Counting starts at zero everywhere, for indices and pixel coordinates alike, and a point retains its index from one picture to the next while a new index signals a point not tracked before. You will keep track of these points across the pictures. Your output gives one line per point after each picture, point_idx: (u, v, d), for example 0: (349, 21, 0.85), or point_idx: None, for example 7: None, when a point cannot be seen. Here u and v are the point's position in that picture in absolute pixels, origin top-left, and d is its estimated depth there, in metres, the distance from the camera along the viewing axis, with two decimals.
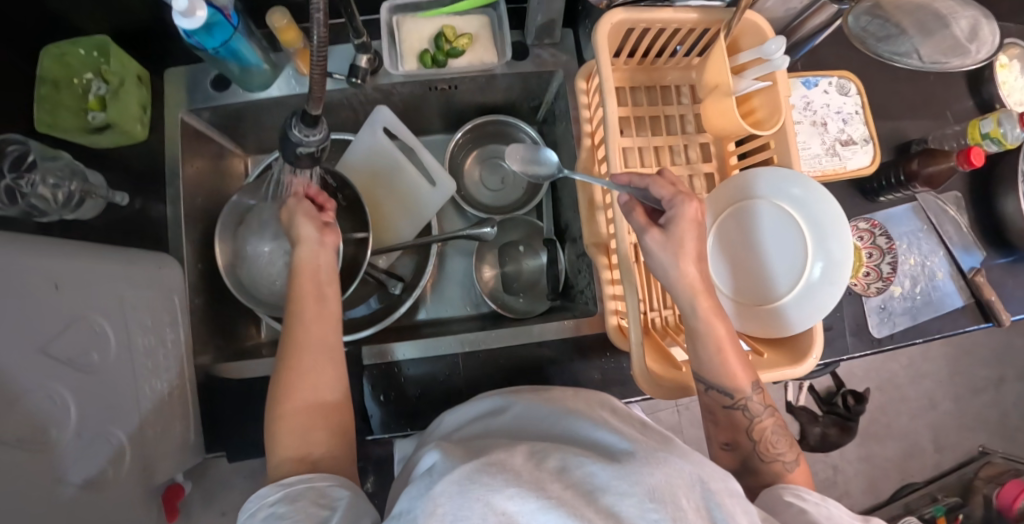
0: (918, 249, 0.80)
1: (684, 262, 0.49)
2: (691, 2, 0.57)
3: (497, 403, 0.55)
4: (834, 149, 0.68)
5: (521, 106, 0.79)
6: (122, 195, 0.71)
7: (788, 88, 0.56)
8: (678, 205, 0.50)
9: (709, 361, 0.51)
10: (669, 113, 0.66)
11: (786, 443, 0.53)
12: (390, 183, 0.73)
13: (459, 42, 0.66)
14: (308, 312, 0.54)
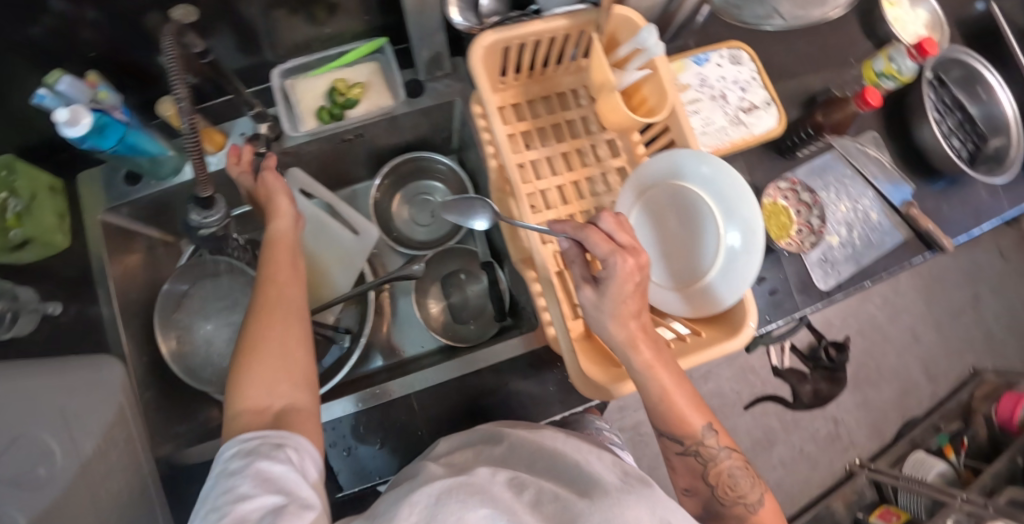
0: (846, 195, 0.80)
1: (618, 324, 0.49)
2: (558, 10, 0.57)
3: (488, 434, 0.62)
4: (739, 118, 0.67)
5: (433, 139, 0.80)
6: (55, 305, 0.67)
7: (670, 72, 0.56)
8: (612, 265, 0.47)
9: (665, 411, 0.53)
10: (569, 118, 0.66)
11: (747, 485, 0.56)
12: (319, 238, 0.73)
13: (352, 92, 0.68)
14: (281, 275, 0.55)
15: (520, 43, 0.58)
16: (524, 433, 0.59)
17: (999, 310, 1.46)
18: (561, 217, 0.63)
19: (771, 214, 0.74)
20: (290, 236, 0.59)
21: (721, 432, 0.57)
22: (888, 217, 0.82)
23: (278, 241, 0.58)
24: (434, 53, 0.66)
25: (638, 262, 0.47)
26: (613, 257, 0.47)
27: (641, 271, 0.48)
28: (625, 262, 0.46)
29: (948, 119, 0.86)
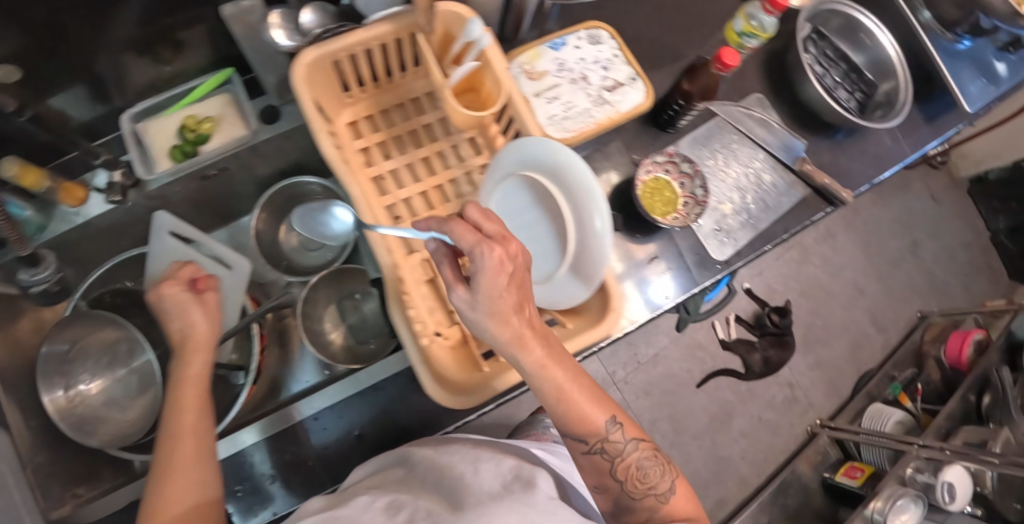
0: (735, 160, 0.78)
1: (498, 323, 0.40)
2: (378, 14, 0.55)
3: (394, 458, 0.61)
4: (602, 98, 0.65)
5: (310, 161, 0.78)
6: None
7: (502, 62, 0.54)
8: (477, 256, 0.37)
9: (564, 413, 0.46)
10: (425, 122, 0.64)
11: (659, 475, 0.49)
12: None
13: (202, 127, 0.66)
14: (185, 415, 0.49)
15: (348, 55, 0.56)
16: (428, 451, 0.57)
17: (938, 252, 1.48)
18: (425, 224, 0.62)
19: (645, 194, 0.68)
20: (196, 372, 0.53)
21: (627, 422, 0.49)
22: (783, 176, 0.80)
23: (187, 381, 0.52)
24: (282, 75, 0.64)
25: (508, 250, 0.38)
26: (479, 248, 0.38)
27: (514, 260, 0.39)
28: (491, 250, 0.37)
29: (833, 70, 0.85)
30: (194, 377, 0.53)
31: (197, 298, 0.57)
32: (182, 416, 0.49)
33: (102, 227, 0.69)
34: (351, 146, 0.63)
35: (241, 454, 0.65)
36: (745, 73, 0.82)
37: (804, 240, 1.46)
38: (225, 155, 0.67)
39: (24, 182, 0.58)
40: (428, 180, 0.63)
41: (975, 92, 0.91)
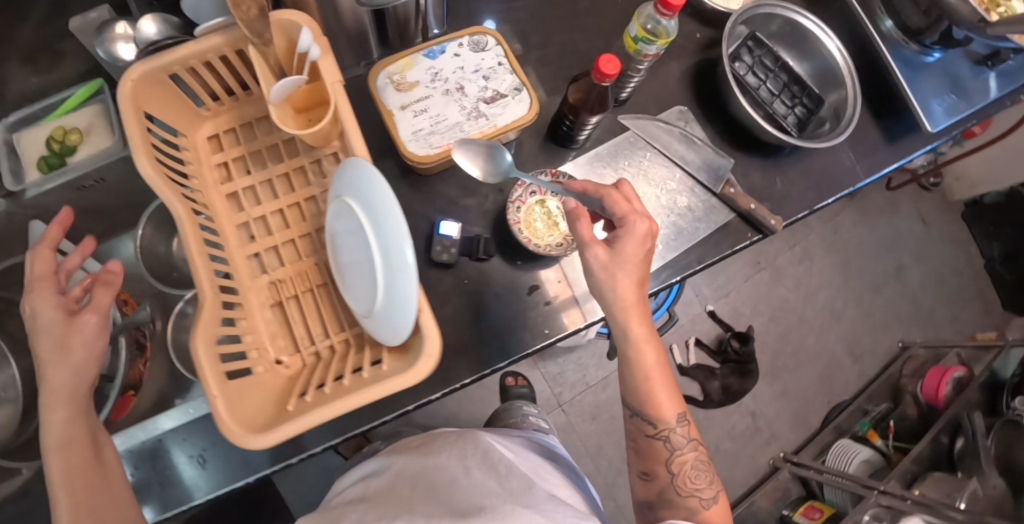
0: (647, 181, 0.71)
1: (626, 282, 0.54)
2: (208, 24, 0.50)
3: (376, 465, 0.63)
4: (478, 111, 0.60)
5: None
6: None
7: (337, 75, 0.49)
8: (626, 224, 0.55)
9: (639, 387, 0.57)
10: (288, 136, 0.60)
11: (707, 479, 0.57)
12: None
13: (69, 138, 0.61)
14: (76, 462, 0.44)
15: (184, 68, 0.52)
16: (410, 458, 0.58)
17: (925, 279, 1.38)
18: (277, 245, 0.58)
19: (521, 215, 0.62)
20: (65, 384, 0.44)
21: (691, 424, 0.58)
22: (700, 199, 0.73)
23: (63, 446, 0.43)
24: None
25: (644, 231, 0.55)
26: (635, 216, 0.55)
27: (648, 239, 0.55)
28: (638, 222, 0.55)
29: (770, 82, 0.77)
30: (74, 439, 0.44)
31: (82, 319, 0.46)
32: (77, 481, 0.43)
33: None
34: (207, 161, 0.59)
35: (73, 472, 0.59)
36: (670, 88, 0.76)
37: (778, 261, 1.36)
38: (97, 167, 0.62)
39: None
40: (286, 198, 0.59)
41: (938, 111, 0.81)
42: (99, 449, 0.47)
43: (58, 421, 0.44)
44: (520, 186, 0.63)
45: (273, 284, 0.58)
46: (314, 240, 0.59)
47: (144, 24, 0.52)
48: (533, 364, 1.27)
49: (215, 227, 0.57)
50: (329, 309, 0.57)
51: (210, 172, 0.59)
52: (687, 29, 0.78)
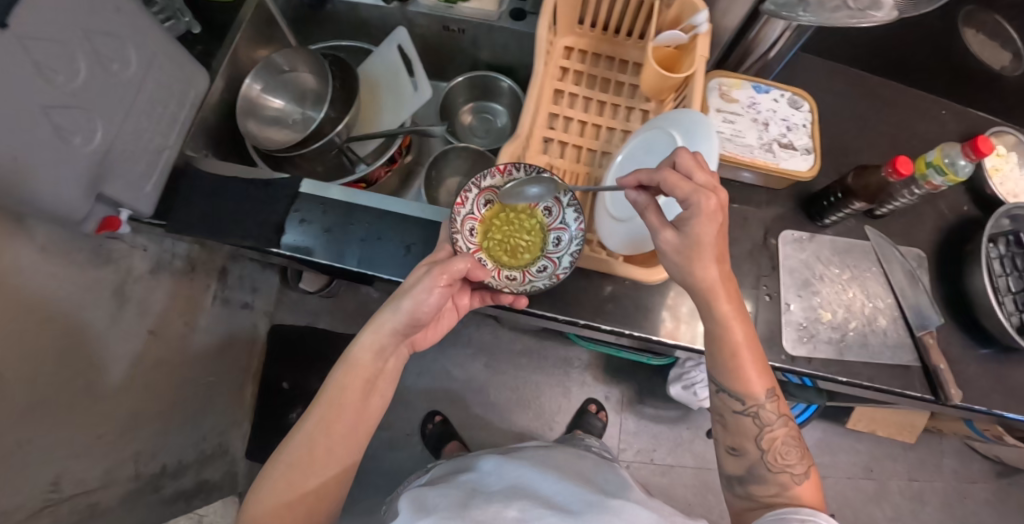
0: (862, 285, 0.74)
1: (702, 264, 0.54)
2: None
3: (471, 470, 0.82)
4: (770, 147, 0.71)
5: (516, 72, 0.89)
6: (197, 28, 0.82)
7: (708, 49, 0.62)
8: (696, 201, 0.51)
9: (733, 371, 0.57)
10: (621, 79, 0.74)
11: (798, 456, 0.57)
12: (390, 85, 0.83)
13: None
14: (350, 386, 0.63)
15: None
16: (480, 476, 0.77)
17: None
18: (567, 143, 0.70)
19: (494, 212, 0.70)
20: (363, 358, 0.63)
21: (780, 401, 0.59)
22: (897, 332, 0.73)
23: (373, 338, 0.63)
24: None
25: (719, 201, 0.52)
26: (698, 195, 0.51)
27: (721, 210, 0.52)
28: (709, 202, 0.51)
29: (1010, 279, 0.78)
30: (366, 359, 0.63)
31: (458, 260, 0.60)
32: (352, 395, 0.63)
33: (356, 16, 0.86)
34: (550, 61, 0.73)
35: (320, 198, 0.72)
36: (919, 231, 0.79)
37: (889, 481, 1.22)
38: (467, 21, 0.80)
39: None
40: (593, 116, 0.72)
41: None
42: (372, 386, 0.64)
43: (366, 343, 0.63)
44: (497, 174, 0.65)
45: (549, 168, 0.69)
46: (595, 156, 0.70)
47: None
48: (617, 408, 1.17)
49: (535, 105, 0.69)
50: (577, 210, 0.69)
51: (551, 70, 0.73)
52: (959, 199, 0.82)
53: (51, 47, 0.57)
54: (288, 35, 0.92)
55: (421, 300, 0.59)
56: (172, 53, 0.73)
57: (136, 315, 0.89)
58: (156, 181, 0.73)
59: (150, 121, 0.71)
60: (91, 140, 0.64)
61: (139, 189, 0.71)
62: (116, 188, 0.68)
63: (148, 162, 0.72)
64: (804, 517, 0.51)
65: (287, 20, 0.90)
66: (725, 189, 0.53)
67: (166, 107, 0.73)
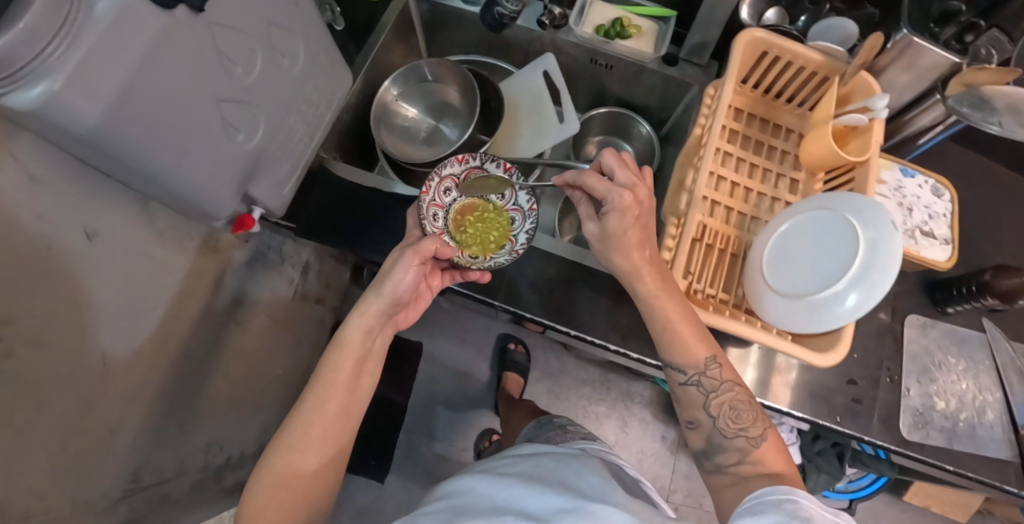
0: (975, 377, 0.75)
1: (622, 253, 0.63)
2: (821, 47, 0.67)
3: (449, 489, 0.68)
4: (912, 233, 0.72)
5: (650, 113, 0.90)
6: (340, 22, 0.81)
7: (882, 136, 0.64)
8: (613, 198, 0.61)
9: (671, 345, 0.63)
10: (773, 144, 0.75)
11: (750, 421, 0.62)
12: (531, 110, 0.85)
13: (630, 29, 0.78)
14: (340, 366, 0.64)
15: (778, 56, 0.69)
16: (464, 498, 0.63)
17: None
18: (720, 202, 0.71)
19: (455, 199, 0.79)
20: (353, 340, 0.65)
21: (724, 368, 0.64)
22: (1002, 427, 0.73)
23: (367, 314, 0.65)
24: (703, 41, 0.78)
25: (635, 196, 0.61)
26: (613, 192, 0.61)
27: (637, 205, 0.61)
28: (625, 197, 0.60)
29: None
30: (355, 339, 0.65)
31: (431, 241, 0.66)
32: (342, 379, 0.64)
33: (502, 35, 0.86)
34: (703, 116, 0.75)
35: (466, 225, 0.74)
36: None
37: None
38: (619, 58, 0.81)
39: None
40: (744, 178, 0.73)
41: None
42: (362, 367, 0.66)
43: (356, 326, 0.65)
44: (457, 164, 0.75)
45: (704, 226, 0.70)
46: (745, 220, 0.71)
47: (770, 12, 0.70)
48: (675, 450, 1.18)
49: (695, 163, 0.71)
50: (726, 272, 0.70)
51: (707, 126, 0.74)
52: None
53: (240, 40, 0.56)
54: (421, 39, 0.91)
55: (399, 280, 0.64)
56: (332, 53, 0.71)
57: (227, 302, 0.86)
58: (295, 183, 0.72)
59: (303, 120, 0.69)
60: (252, 137, 0.61)
61: (279, 188, 0.69)
62: (263, 185, 0.66)
63: (292, 160, 0.70)
64: (781, 497, 0.48)
65: (424, 24, 0.89)
66: (646, 187, 0.63)
67: (318, 106, 0.71)
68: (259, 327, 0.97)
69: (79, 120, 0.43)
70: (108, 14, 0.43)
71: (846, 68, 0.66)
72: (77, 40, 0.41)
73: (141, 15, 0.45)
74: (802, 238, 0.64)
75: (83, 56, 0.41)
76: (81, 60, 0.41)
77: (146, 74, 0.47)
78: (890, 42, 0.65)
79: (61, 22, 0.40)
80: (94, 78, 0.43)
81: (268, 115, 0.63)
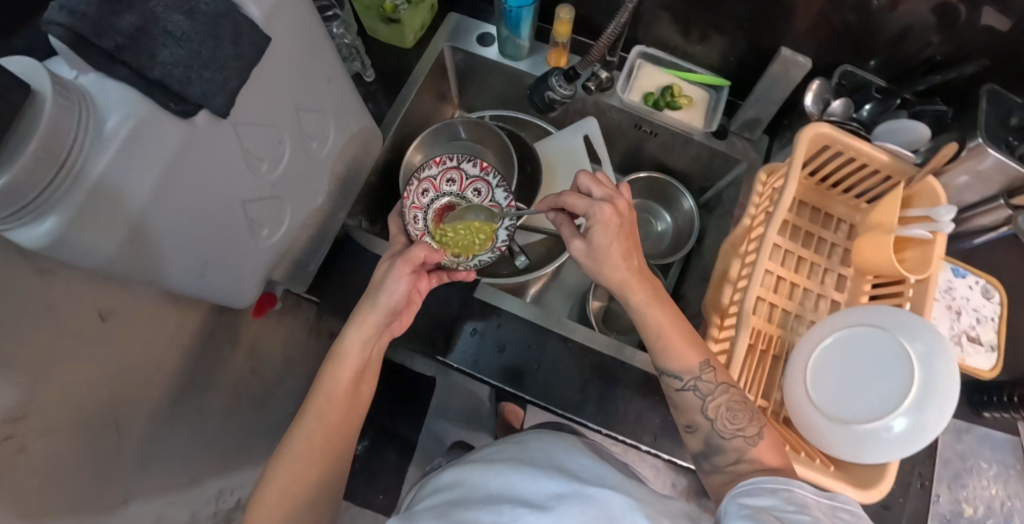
0: (1005, 484, 0.74)
1: (611, 266, 0.64)
2: (887, 146, 0.64)
3: (450, 482, 0.63)
4: (958, 339, 0.69)
5: (692, 180, 0.86)
6: (370, 73, 0.79)
7: (947, 249, 0.60)
8: (593, 213, 0.62)
9: (664, 351, 0.62)
10: (823, 236, 0.72)
11: (748, 419, 0.58)
12: (568, 175, 0.82)
13: (681, 99, 0.75)
14: (340, 375, 0.61)
15: (840, 151, 0.65)
16: (465, 476, 0.62)
17: None
18: (766, 299, 0.68)
19: (430, 199, 0.79)
20: (351, 352, 0.62)
21: (719, 371, 0.61)
22: None
23: (365, 326, 0.62)
24: (758, 117, 0.74)
25: (614, 207, 0.63)
26: (595, 206, 0.62)
27: (619, 216, 0.63)
28: (604, 209, 0.62)
29: None
30: (351, 352, 0.62)
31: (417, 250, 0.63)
32: (342, 389, 0.61)
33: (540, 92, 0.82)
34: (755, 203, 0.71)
35: (496, 311, 0.70)
36: None
37: None
38: (667, 128, 0.78)
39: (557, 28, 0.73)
40: (791, 272, 0.70)
41: None
42: (361, 377, 0.63)
43: (355, 342, 0.62)
44: (435, 166, 0.78)
45: (755, 328, 0.66)
46: (791, 319, 0.69)
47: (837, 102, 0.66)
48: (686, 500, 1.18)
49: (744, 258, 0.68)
50: (768, 375, 0.67)
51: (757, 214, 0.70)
52: None
53: (268, 135, 0.51)
54: (452, 83, 0.88)
55: (392, 292, 0.62)
56: (363, 119, 0.67)
57: (244, 354, 0.84)
58: (318, 259, 0.70)
59: (331, 191, 0.66)
60: (278, 227, 0.58)
61: (304, 265, 0.68)
62: (288, 267, 0.64)
63: (315, 234, 0.67)
64: (778, 487, 0.47)
65: (457, 70, 0.86)
66: (625, 200, 0.65)
67: (346, 174, 0.68)
68: (275, 371, 0.95)
69: (94, 250, 0.40)
70: (118, 136, 0.39)
71: (916, 173, 0.62)
72: (87, 171, 0.37)
73: (157, 131, 0.41)
74: (851, 355, 0.61)
75: (92, 186, 0.38)
76: (91, 192, 0.38)
77: (165, 189, 0.43)
78: (965, 151, 0.61)
79: (64, 156, 0.36)
80: (106, 206, 0.39)
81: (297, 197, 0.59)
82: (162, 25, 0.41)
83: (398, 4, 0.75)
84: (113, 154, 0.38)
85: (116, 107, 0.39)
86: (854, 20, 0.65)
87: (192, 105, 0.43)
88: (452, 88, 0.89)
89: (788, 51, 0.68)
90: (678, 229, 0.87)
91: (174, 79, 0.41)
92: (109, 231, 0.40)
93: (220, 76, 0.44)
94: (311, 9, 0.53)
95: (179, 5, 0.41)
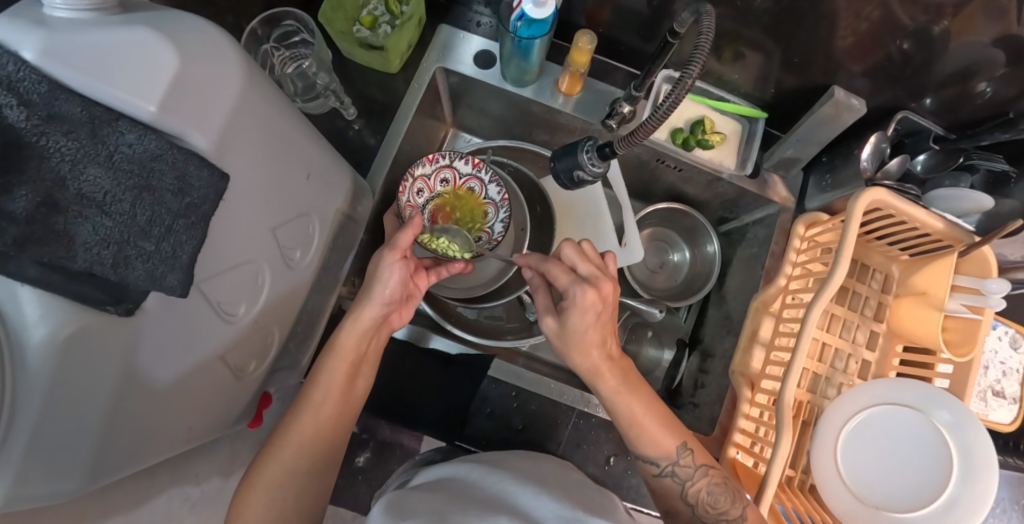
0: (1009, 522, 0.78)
1: (581, 353, 0.56)
2: (944, 212, 0.58)
3: (450, 473, 0.56)
4: (982, 393, 0.67)
5: (714, 209, 0.80)
6: (351, 109, 0.68)
7: (991, 327, 0.56)
8: (573, 294, 0.54)
9: (638, 438, 0.56)
10: (859, 290, 0.67)
11: (730, 500, 0.53)
12: (583, 219, 0.77)
13: (713, 137, 0.67)
14: (335, 381, 0.55)
15: (891, 213, 0.58)
16: (470, 474, 0.54)
17: None
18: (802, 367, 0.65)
19: (426, 201, 0.69)
20: (349, 344, 0.56)
21: (698, 452, 0.56)
22: None
23: (348, 347, 0.56)
24: (795, 156, 0.68)
25: (600, 293, 0.55)
26: (577, 288, 0.54)
27: (603, 302, 0.55)
28: (586, 293, 0.54)
29: None
30: (345, 347, 0.56)
31: (404, 233, 0.56)
32: (336, 388, 0.55)
33: (549, 118, 0.72)
34: (793, 260, 0.66)
35: (515, 388, 0.69)
36: None
37: None
38: (694, 166, 0.71)
39: (574, 58, 0.62)
40: (822, 330, 0.66)
41: None
42: (353, 379, 0.57)
43: (351, 331, 0.57)
44: (428, 164, 0.68)
45: (800, 400, 0.65)
46: (822, 383, 0.66)
47: (893, 163, 0.63)
48: None
49: (780, 325, 0.64)
50: (803, 445, 0.65)
51: (794, 273, 0.66)
52: None
53: (241, 276, 0.44)
54: (445, 104, 0.76)
55: (385, 283, 0.57)
56: (341, 178, 0.57)
57: None
58: (310, 348, 0.65)
59: (323, 273, 0.59)
60: (263, 348, 0.52)
61: (296, 359, 0.62)
62: (279, 368, 0.59)
63: (303, 321, 0.59)
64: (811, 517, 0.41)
65: (449, 91, 0.74)
66: (613, 282, 0.56)
67: (331, 247, 0.59)
68: None
69: (54, 495, 0.33)
70: (46, 369, 0.29)
71: (973, 242, 0.57)
72: (12, 439, 0.29)
73: (99, 341, 0.32)
74: (885, 434, 0.58)
75: (28, 444, 0.29)
76: (28, 448, 0.30)
77: (132, 386, 0.35)
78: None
79: None
80: (52, 454, 0.31)
81: (273, 303, 0.50)
82: (76, 191, 0.30)
83: (379, 17, 0.64)
84: (43, 397, 0.30)
85: (36, 321, 0.29)
86: (909, 48, 0.55)
87: (137, 296, 0.34)
88: (445, 108, 0.77)
89: (842, 91, 0.59)
90: (698, 261, 0.83)
91: (106, 264, 0.32)
92: (65, 474, 0.33)
93: (168, 243, 0.35)
94: (274, 102, 0.42)
95: (96, 159, 0.30)
